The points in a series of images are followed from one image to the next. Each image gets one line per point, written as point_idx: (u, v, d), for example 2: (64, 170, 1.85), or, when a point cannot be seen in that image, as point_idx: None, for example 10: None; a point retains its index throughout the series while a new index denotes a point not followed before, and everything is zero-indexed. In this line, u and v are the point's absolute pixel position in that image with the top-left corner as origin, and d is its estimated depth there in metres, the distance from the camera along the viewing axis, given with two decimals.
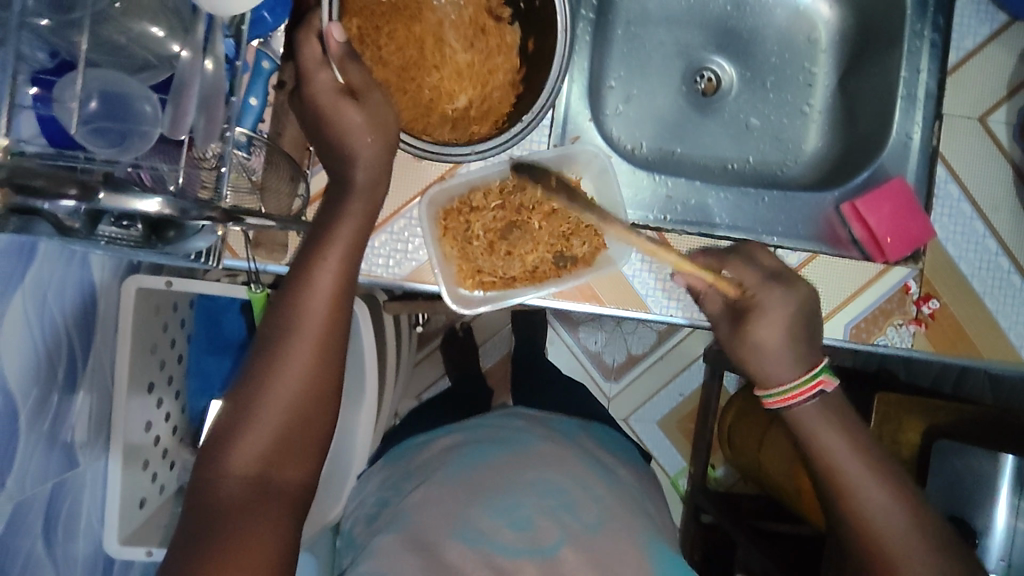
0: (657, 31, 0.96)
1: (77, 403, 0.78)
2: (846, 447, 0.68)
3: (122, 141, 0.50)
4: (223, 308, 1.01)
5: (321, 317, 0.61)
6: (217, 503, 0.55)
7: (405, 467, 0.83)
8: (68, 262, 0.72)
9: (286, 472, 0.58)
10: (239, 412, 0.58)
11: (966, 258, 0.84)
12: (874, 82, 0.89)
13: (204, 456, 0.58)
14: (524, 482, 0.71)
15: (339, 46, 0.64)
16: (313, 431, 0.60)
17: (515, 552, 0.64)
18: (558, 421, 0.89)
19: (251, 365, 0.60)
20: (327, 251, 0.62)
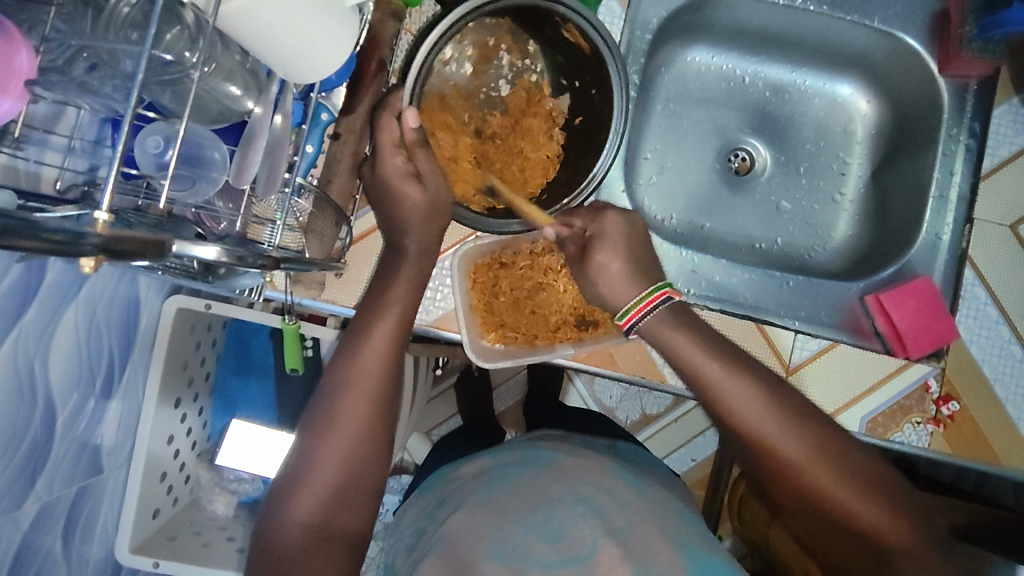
0: (695, 110, 1.00)
1: (109, 410, 0.82)
2: (792, 441, 0.63)
3: (192, 186, 0.55)
4: (254, 331, 1.05)
5: (380, 371, 0.66)
6: (278, 549, 0.59)
7: (435, 497, 0.82)
8: (120, 279, 0.77)
9: (344, 518, 0.62)
10: (301, 459, 0.63)
11: (990, 361, 0.84)
12: (907, 180, 0.91)
13: (269, 503, 0.62)
14: (557, 502, 0.68)
15: (410, 131, 0.70)
16: (369, 478, 0.64)
17: (548, 562, 0.60)
18: (581, 441, 0.90)
19: (312, 412, 0.65)
20: (386, 310, 0.69)
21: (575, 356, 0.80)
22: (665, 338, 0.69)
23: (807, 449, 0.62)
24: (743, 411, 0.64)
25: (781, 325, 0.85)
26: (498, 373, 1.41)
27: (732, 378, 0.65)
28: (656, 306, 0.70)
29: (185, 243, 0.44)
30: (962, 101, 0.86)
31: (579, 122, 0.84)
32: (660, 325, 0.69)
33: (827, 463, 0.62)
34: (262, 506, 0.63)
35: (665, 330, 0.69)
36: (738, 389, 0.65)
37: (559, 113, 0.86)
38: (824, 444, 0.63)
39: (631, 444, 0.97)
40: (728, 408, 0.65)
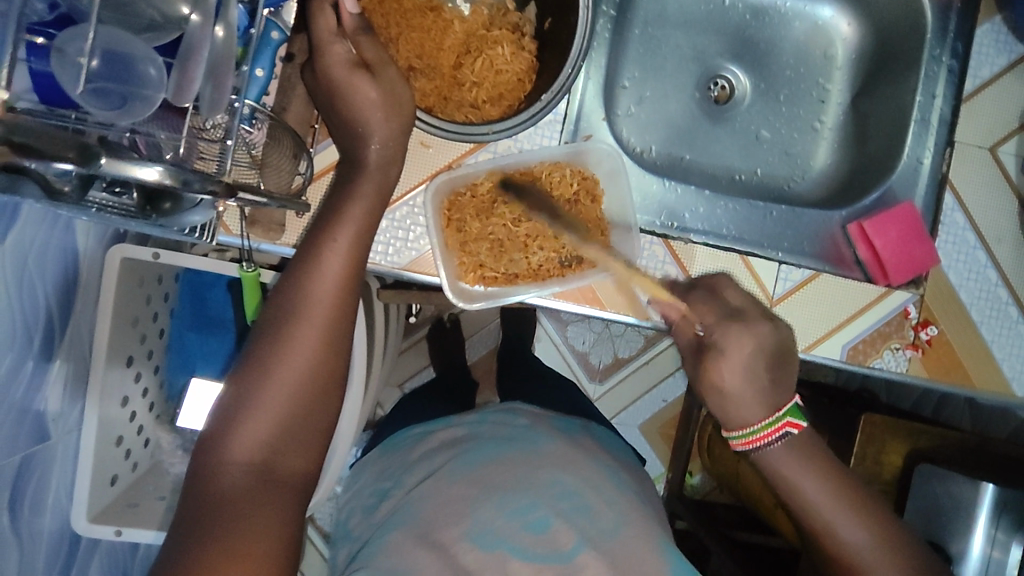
0: (674, 34, 0.95)
1: (52, 372, 0.75)
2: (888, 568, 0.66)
3: (123, 105, 0.48)
4: (210, 284, 0.97)
5: (329, 303, 0.60)
6: (216, 490, 0.54)
7: (402, 459, 0.79)
8: (52, 226, 0.69)
9: (291, 458, 0.58)
10: (241, 397, 0.57)
11: (966, 286, 0.84)
12: (888, 106, 0.89)
13: (205, 441, 0.57)
14: (541, 483, 0.67)
15: (349, 18, 0.65)
16: (318, 416, 0.59)
17: (534, 556, 0.61)
18: (559, 417, 0.85)
19: (254, 347, 0.59)
20: (338, 229, 0.63)
21: (556, 293, 0.77)
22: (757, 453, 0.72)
23: None
24: (855, 542, 0.67)
25: (765, 256, 0.83)
26: (469, 322, 1.37)
27: (843, 517, 0.68)
28: (776, 439, 0.71)
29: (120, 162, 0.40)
30: (946, 20, 0.84)
31: (548, 24, 0.79)
32: (740, 397, 0.72)
33: None
34: (198, 444, 0.58)
35: (782, 461, 0.71)
36: (842, 516, 0.68)
37: (525, 24, 0.81)
38: None
39: (604, 427, 0.93)
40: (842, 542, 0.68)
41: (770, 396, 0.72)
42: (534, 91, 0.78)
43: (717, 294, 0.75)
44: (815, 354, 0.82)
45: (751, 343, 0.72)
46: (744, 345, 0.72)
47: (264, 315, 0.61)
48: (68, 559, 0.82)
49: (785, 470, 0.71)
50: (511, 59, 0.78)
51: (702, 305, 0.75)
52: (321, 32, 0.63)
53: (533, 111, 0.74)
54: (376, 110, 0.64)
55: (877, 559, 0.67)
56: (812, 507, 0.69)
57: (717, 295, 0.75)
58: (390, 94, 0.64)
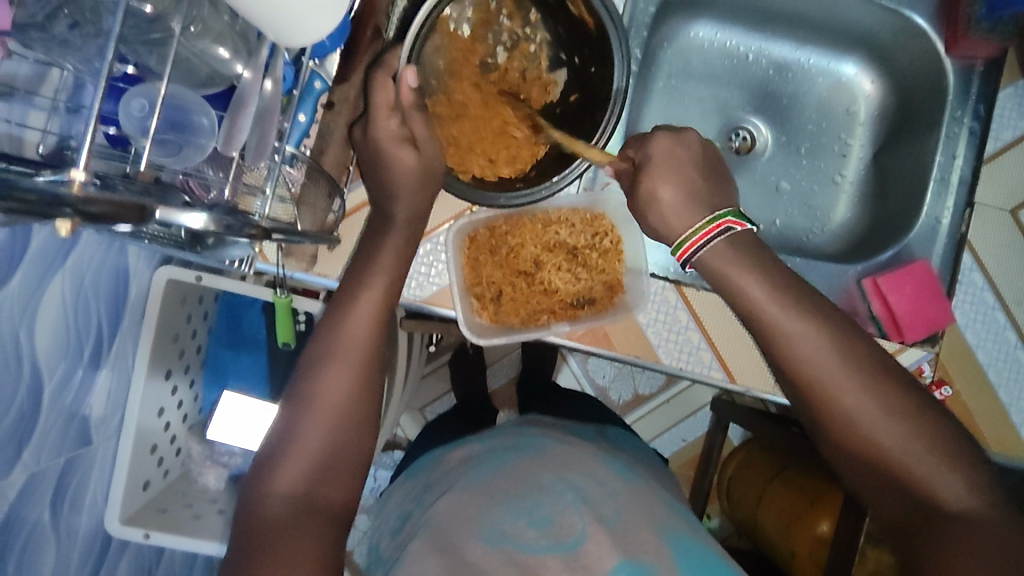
0: (697, 86, 0.99)
1: (98, 380, 0.81)
2: (831, 364, 0.61)
3: (179, 152, 0.54)
4: (247, 305, 1.04)
5: (363, 341, 0.66)
6: (262, 520, 0.57)
7: (423, 481, 0.79)
8: (108, 249, 0.76)
9: (329, 490, 0.61)
10: (284, 434, 0.62)
11: (984, 347, 0.83)
12: (908, 165, 0.90)
13: (252, 478, 0.61)
14: (543, 484, 0.67)
15: (408, 90, 0.69)
16: (353, 447, 0.63)
17: (534, 548, 0.59)
18: (574, 426, 0.88)
19: (294, 385, 0.65)
20: (372, 278, 0.69)
21: (570, 333, 0.80)
22: (727, 282, 0.66)
23: (863, 389, 0.60)
24: (802, 343, 0.62)
25: None
26: (491, 352, 1.41)
27: (802, 326, 0.62)
28: (716, 236, 0.66)
29: (170, 210, 0.44)
30: (968, 82, 0.85)
31: (574, 98, 0.82)
32: (717, 262, 0.66)
33: (881, 402, 0.59)
34: (244, 482, 0.62)
35: (724, 266, 0.66)
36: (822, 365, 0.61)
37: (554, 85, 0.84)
38: (886, 398, 0.59)
39: (621, 430, 0.95)
40: (789, 339, 0.62)
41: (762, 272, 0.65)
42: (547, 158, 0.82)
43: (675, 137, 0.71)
44: None
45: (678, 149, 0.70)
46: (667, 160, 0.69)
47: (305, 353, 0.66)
48: (99, 557, 0.87)
49: (728, 274, 0.66)
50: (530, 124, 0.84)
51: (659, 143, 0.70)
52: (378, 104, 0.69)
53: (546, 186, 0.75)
54: (411, 181, 0.71)
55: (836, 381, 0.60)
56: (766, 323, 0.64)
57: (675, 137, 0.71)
58: (428, 169, 0.71)
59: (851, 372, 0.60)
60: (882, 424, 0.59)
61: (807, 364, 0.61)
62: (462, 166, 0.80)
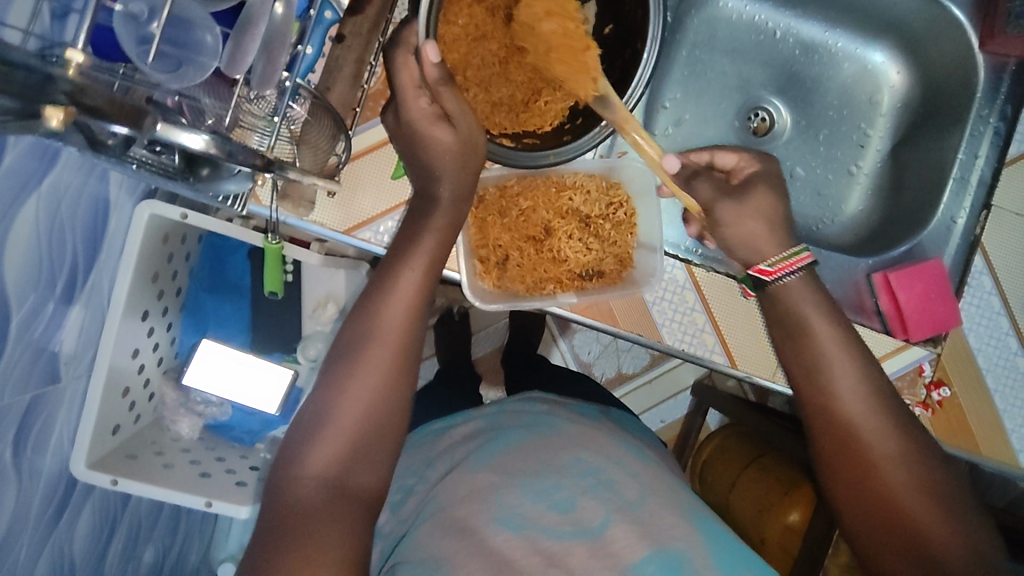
0: (721, 60, 0.95)
1: (70, 316, 0.76)
2: (862, 398, 0.64)
3: (178, 69, 0.49)
4: (232, 249, 1.01)
5: (401, 320, 0.63)
6: (294, 503, 0.55)
7: (425, 455, 0.76)
8: (88, 174, 0.70)
9: (360, 474, 0.58)
10: (317, 413, 0.59)
11: (984, 350, 0.83)
12: (927, 160, 0.88)
13: (282, 457, 0.59)
14: (563, 466, 0.65)
15: (431, 67, 0.61)
16: (385, 430, 0.60)
17: (561, 535, 0.58)
18: (576, 405, 0.84)
19: (333, 363, 0.62)
20: (411, 258, 0.65)
21: (575, 305, 0.77)
22: (798, 318, 0.68)
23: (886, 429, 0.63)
24: (837, 372, 0.66)
25: None
26: (478, 319, 1.38)
27: (846, 362, 0.66)
28: (794, 271, 0.69)
29: (171, 127, 0.42)
30: (998, 81, 0.83)
31: (609, 31, 0.75)
32: (798, 293, 0.69)
33: (900, 445, 0.63)
34: (274, 461, 0.60)
35: (797, 299, 0.69)
36: (874, 423, 0.64)
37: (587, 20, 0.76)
38: (907, 444, 0.63)
39: (625, 413, 0.92)
40: (829, 369, 0.66)
41: (831, 312, 0.69)
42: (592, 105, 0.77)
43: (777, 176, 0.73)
44: None
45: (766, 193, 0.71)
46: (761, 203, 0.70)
47: (348, 329, 0.63)
48: (62, 502, 0.83)
49: (802, 308, 0.68)
50: None
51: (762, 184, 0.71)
52: (404, 83, 0.65)
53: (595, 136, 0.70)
54: (454, 159, 0.66)
55: (865, 415, 0.64)
56: (819, 352, 0.67)
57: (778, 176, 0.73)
58: (468, 144, 0.66)
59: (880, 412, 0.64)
60: (910, 489, 0.61)
61: (843, 394, 0.65)
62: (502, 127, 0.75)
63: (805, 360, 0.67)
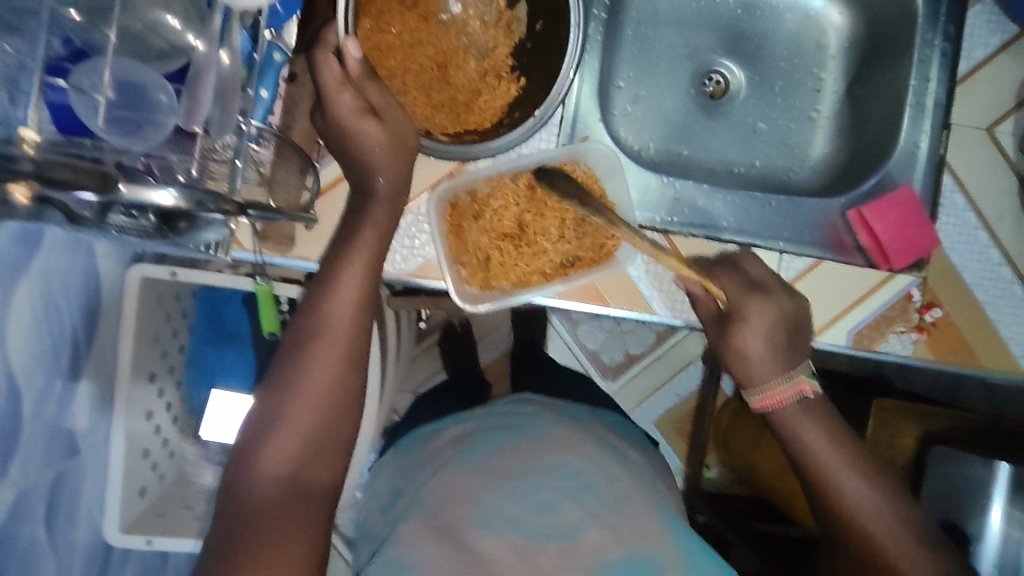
0: (667, 32, 0.97)
1: (79, 391, 0.78)
2: (858, 493, 0.68)
3: (138, 131, 0.51)
4: (226, 300, 0.99)
5: (348, 320, 0.64)
6: (252, 501, 0.56)
7: (414, 458, 0.78)
8: (75, 249, 0.73)
9: (317, 469, 0.60)
10: (270, 411, 0.60)
11: (969, 266, 0.84)
12: (883, 91, 0.89)
13: (237, 457, 0.59)
14: (543, 464, 0.66)
15: (354, 64, 0.66)
16: (342, 426, 0.62)
17: (539, 534, 0.59)
18: (566, 406, 0.86)
19: (281, 366, 0.63)
20: (353, 256, 0.66)
21: (562, 292, 0.79)
22: (794, 431, 0.71)
23: (885, 512, 0.67)
24: (830, 467, 0.69)
25: (767, 246, 0.84)
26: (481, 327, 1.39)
27: (841, 461, 0.69)
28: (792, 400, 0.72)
29: (139, 188, 0.44)
30: (936, 4, 0.84)
31: (539, 26, 0.82)
32: (793, 419, 0.72)
33: (899, 526, 0.66)
34: (229, 462, 0.60)
35: (794, 420, 0.72)
36: (869, 505, 0.67)
37: (515, 21, 0.84)
38: (907, 523, 0.66)
39: (612, 413, 0.93)
40: (825, 467, 0.69)
41: (825, 425, 0.72)
42: (526, 95, 0.82)
43: (739, 268, 0.77)
44: (820, 341, 0.83)
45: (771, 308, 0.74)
46: (766, 313, 0.74)
47: (291, 337, 0.64)
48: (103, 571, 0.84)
49: (799, 429, 0.71)
50: (506, 73, 0.84)
51: (725, 276, 0.76)
52: (326, 83, 0.66)
53: (529, 125, 0.76)
54: (384, 152, 0.67)
55: (874, 509, 0.67)
56: (821, 466, 0.69)
57: (739, 268, 0.77)
58: (394, 135, 0.68)
59: (886, 504, 0.67)
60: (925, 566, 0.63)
61: (842, 493, 0.68)
62: (436, 125, 0.81)
63: (809, 471, 0.70)
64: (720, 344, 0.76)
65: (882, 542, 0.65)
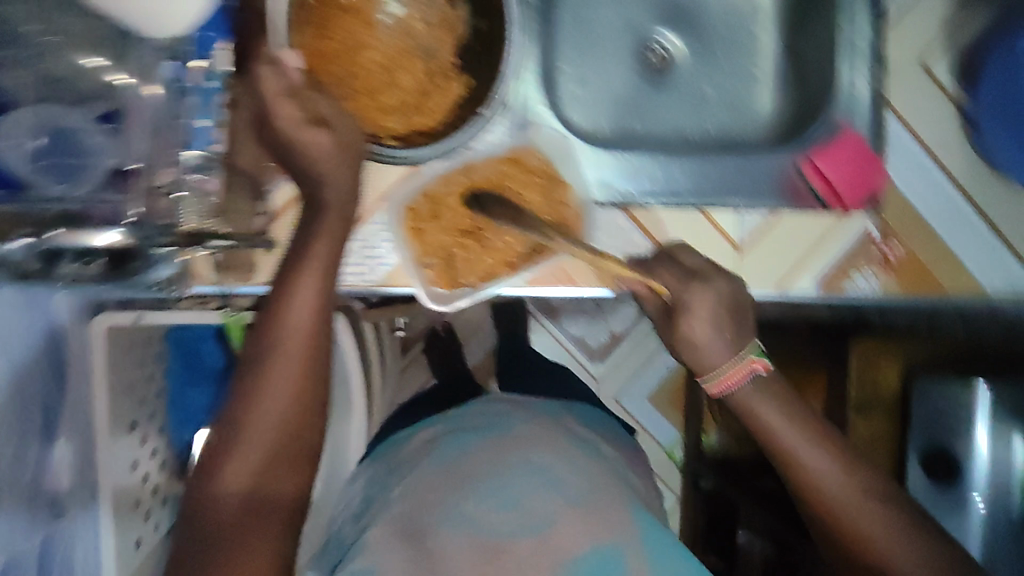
0: (602, 10, 0.97)
1: (56, 454, 0.75)
2: (812, 453, 0.70)
3: (74, 176, 0.52)
4: (200, 337, 0.99)
5: (304, 333, 0.63)
6: (215, 518, 0.59)
7: (388, 463, 0.83)
8: (29, 307, 0.69)
9: (277, 484, 0.61)
10: (228, 429, 0.61)
11: (922, 200, 0.86)
12: (819, 39, 0.90)
13: (198, 473, 0.61)
14: (511, 466, 0.69)
15: (295, 71, 0.67)
16: (303, 438, 0.63)
17: (505, 532, 0.62)
18: (539, 402, 0.89)
19: (238, 383, 0.62)
20: (305, 268, 0.65)
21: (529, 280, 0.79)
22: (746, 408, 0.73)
23: (836, 469, 0.70)
24: (779, 433, 0.71)
25: (725, 206, 0.85)
26: None
27: (793, 427, 0.71)
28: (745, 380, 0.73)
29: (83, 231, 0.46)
30: None
31: (484, 25, 0.82)
32: (747, 398, 0.73)
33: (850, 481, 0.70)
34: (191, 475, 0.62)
35: (750, 398, 0.73)
36: (824, 465, 0.70)
37: (458, 21, 0.84)
38: (854, 473, 0.71)
39: (588, 409, 0.95)
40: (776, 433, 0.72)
41: (775, 392, 0.73)
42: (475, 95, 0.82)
43: (675, 260, 0.77)
44: (789, 290, 0.85)
45: (712, 292, 0.74)
46: (707, 298, 0.74)
47: (248, 352, 0.63)
48: None
49: (753, 405, 0.73)
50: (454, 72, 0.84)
51: (666, 272, 0.76)
52: (268, 95, 0.65)
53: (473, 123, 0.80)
54: (334, 160, 0.66)
55: (826, 470, 0.70)
56: (776, 438, 0.71)
57: (675, 261, 0.77)
58: (346, 144, 0.67)
59: (837, 463, 0.70)
60: (868, 515, 0.69)
61: (792, 460, 0.71)
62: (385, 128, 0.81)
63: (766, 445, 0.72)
64: (668, 333, 0.77)
65: (832, 498, 0.70)
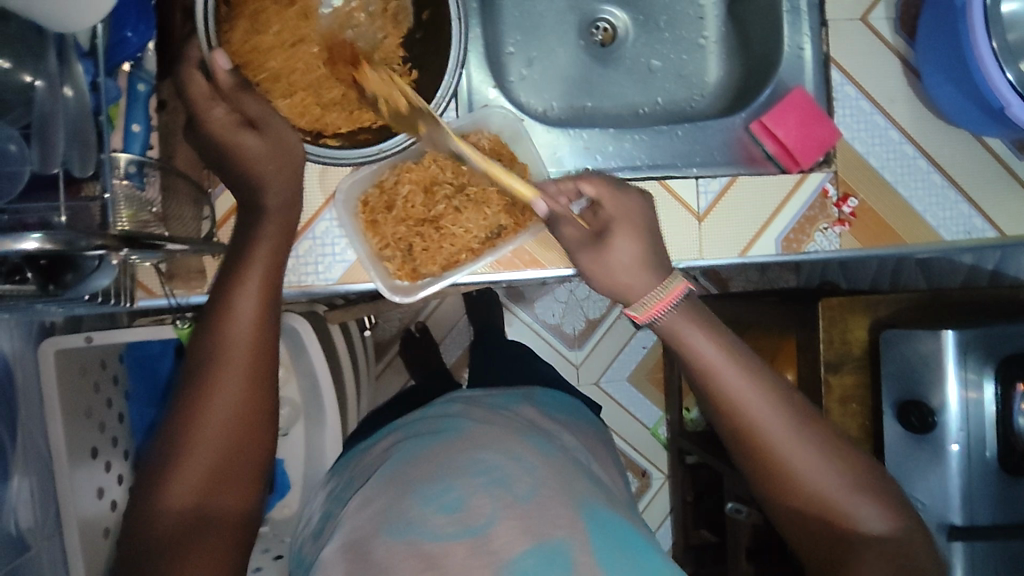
0: None
1: (12, 489, 0.73)
2: (765, 412, 0.62)
3: None
4: (158, 354, 0.95)
5: (247, 340, 0.60)
6: (154, 535, 0.55)
7: (348, 474, 0.77)
8: None
9: (223, 497, 0.58)
10: (170, 441, 0.57)
11: (873, 152, 0.86)
12: (759, 5, 0.90)
13: (140, 489, 0.58)
14: (458, 465, 0.61)
15: (224, 74, 0.65)
16: (251, 448, 0.60)
17: (443, 536, 0.54)
18: (500, 396, 0.86)
19: (180, 396, 0.59)
20: (247, 272, 0.62)
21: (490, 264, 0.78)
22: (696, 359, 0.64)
23: (790, 428, 0.62)
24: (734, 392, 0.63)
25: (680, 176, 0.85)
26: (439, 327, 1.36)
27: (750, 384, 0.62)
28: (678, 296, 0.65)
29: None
30: None
31: (428, 15, 0.82)
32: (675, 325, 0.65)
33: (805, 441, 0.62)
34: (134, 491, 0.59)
35: (679, 324, 0.64)
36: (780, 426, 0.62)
37: (402, 11, 0.83)
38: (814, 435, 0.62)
39: (550, 394, 0.96)
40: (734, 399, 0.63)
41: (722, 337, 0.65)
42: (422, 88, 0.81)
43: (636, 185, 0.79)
44: (751, 254, 0.85)
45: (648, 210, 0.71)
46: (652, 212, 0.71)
47: (190, 366, 0.60)
48: None
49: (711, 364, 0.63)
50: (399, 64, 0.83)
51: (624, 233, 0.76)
52: (196, 98, 0.64)
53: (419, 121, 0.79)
54: (269, 162, 0.65)
55: (776, 426, 0.62)
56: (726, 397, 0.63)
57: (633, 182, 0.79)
58: (278, 144, 0.66)
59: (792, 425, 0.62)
60: (822, 475, 0.62)
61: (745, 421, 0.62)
62: (321, 123, 0.78)
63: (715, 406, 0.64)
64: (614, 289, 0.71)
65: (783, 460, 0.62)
